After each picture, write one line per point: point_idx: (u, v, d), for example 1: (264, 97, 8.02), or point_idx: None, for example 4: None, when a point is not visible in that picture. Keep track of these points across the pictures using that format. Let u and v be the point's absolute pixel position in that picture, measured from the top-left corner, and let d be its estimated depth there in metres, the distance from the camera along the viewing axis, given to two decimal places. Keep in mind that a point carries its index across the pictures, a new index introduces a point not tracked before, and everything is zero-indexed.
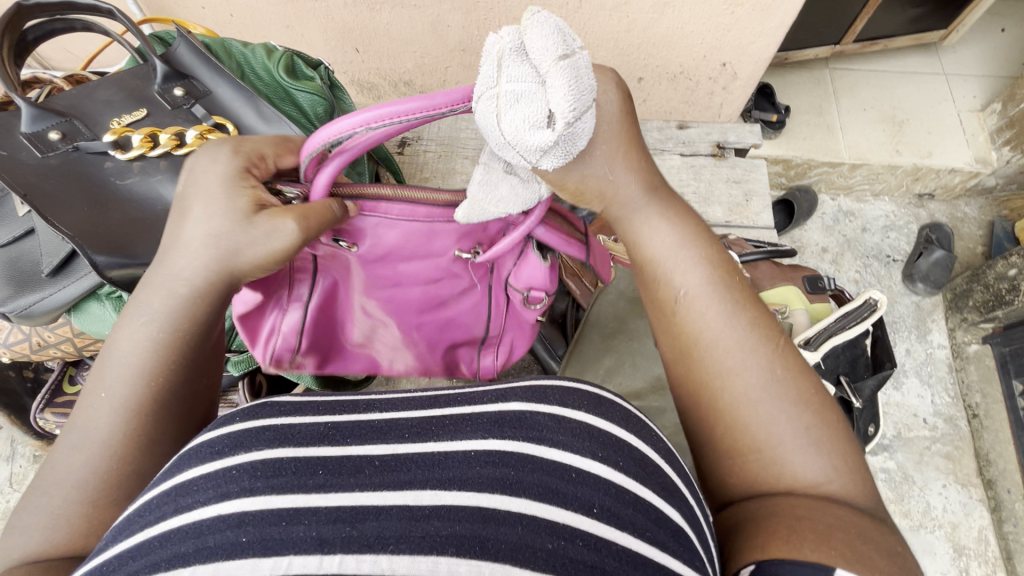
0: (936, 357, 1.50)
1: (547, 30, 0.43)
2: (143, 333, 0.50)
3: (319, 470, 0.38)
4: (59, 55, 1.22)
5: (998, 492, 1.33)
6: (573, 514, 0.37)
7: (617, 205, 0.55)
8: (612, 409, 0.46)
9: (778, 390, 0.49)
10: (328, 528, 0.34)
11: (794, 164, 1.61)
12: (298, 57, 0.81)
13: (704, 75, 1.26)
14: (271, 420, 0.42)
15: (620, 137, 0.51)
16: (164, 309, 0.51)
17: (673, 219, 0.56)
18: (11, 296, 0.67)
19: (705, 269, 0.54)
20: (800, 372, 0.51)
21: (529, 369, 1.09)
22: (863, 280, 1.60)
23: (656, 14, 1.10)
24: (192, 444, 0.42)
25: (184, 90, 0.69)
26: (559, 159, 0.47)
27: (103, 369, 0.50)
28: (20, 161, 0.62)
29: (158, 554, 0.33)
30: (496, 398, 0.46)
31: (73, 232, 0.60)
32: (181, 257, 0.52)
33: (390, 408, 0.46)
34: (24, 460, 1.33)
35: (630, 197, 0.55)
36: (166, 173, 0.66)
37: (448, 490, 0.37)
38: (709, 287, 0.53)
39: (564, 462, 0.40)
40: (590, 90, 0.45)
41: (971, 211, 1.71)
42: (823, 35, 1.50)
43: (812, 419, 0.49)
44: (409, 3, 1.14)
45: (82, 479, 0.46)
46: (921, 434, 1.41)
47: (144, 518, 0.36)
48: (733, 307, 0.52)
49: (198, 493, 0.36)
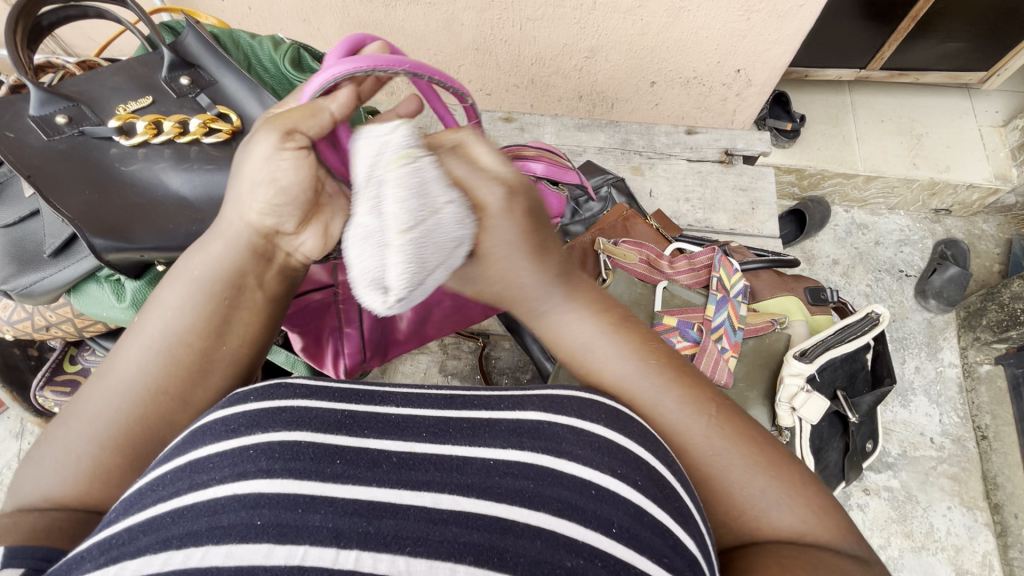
0: (946, 376, 1.48)
1: (438, 176, 0.46)
2: (181, 288, 0.53)
3: (336, 458, 0.38)
4: (78, 41, 1.25)
5: (1005, 517, 1.29)
6: (592, 532, 0.37)
7: (535, 301, 0.52)
8: (629, 425, 0.45)
9: (725, 456, 0.49)
10: (344, 520, 0.34)
11: (807, 174, 1.59)
12: (305, 49, 0.82)
13: (718, 81, 1.25)
14: (286, 401, 0.42)
15: (528, 241, 0.49)
16: (200, 267, 0.53)
17: (586, 303, 0.53)
18: (14, 274, 0.68)
19: (630, 354, 0.52)
20: (739, 426, 0.50)
21: (524, 370, 1.09)
22: (874, 294, 1.58)
23: (670, 18, 1.09)
24: (203, 420, 0.42)
25: (190, 79, 0.70)
26: (385, 300, 0.46)
27: (130, 332, 0.52)
28: (28, 143, 0.63)
29: (170, 530, 0.33)
30: (514, 404, 0.45)
31: (73, 214, 0.62)
32: (226, 217, 0.54)
33: (408, 403, 0.45)
34: (30, 437, 1.36)
35: (545, 293, 0.52)
36: (169, 160, 0.67)
37: (466, 496, 0.37)
38: (638, 373, 0.51)
39: (583, 478, 0.40)
40: (461, 249, 0.47)
41: (989, 228, 1.68)
42: (846, 57, 1.42)
43: (762, 476, 0.48)
44: (424, 1, 1.15)
45: (97, 428, 0.49)
46: (927, 453, 1.38)
47: (158, 493, 0.37)
48: (665, 386, 0.50)
49: (215, 471, 0.37)
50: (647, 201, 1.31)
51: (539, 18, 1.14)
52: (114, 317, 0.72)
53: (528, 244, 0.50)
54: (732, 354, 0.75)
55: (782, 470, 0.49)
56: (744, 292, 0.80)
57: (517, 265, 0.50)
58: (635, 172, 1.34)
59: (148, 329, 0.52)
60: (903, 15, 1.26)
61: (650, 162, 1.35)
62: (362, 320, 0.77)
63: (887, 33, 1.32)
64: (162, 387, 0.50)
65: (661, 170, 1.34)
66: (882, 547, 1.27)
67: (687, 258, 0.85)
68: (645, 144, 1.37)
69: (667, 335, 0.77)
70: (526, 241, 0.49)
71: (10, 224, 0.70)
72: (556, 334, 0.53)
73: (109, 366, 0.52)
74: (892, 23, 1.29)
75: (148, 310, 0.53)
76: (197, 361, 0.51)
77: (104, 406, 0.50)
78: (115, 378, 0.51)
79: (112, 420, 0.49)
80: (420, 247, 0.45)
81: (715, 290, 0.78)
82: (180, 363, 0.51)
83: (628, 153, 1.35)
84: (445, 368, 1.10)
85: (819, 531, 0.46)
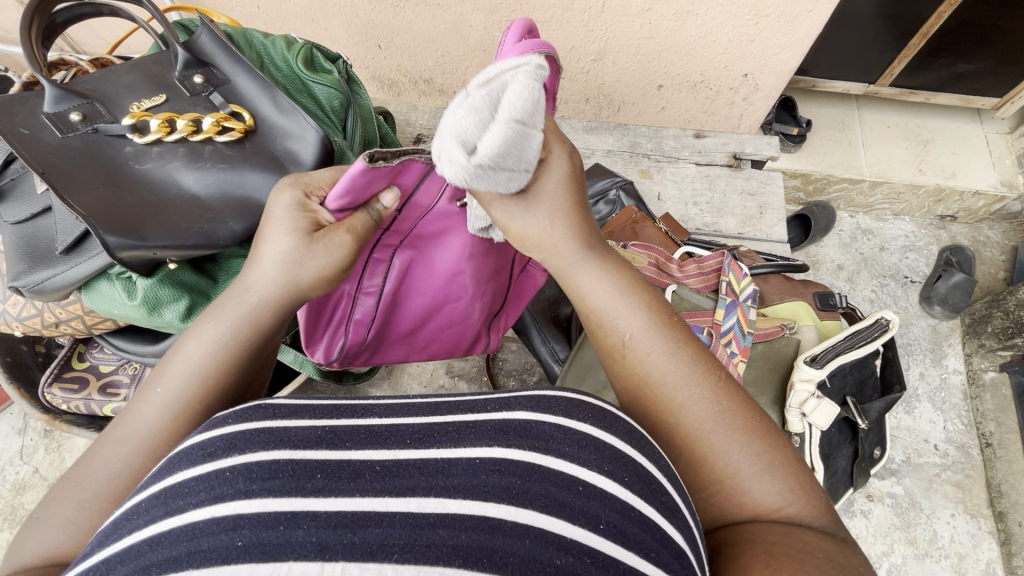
0: (951, 382, 1.47)
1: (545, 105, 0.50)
2: (209, 348, 0.52)
3: (317, 473, 0.38)
4: (89, 40, 1.25)
5: (1009, 525, 1.28)
6: (580, 529, 0.37)
7: (557, 258, 0.57)
8: (616, 422, 0.45)
9: (725, 421, 0.50)
10: (328, 533, 0.34)
11: (813, 179, 1.59)
12: (317, 49, 0.82)
13: (725, 85, 1.25)
14: (265, 422, 0.41)
15: (565, 205, 0.56)
16: (237, 326, 0.53)
17: (607, 267, 0.57)
18: (26, 271, 0.69)
19: (641, 314, 0.54)
20: (741, 401, 0.51)
21: (531, 372, 1.09)
22: (879, 300, 1.57)
23: (679, 22, 1.09)
24: (182, 445, 0.42)
25: (203, 78, 0.70)
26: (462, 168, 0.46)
27: (147, 388, 0.51)
28: (41, 140, 0.63)
29: (148, 558, 0.33)
30: (499, 407, 0.45)
31: (87, 211, 0.61)
32: (264, 277, 0.55)
33: (390, 413, 0.45)
34: (34, 434, 1.36)
35: (567, 250, 0.57)
36: (183, 159, 0.67)
37: (453, 498, 0.37)
38: (647, 330, 0.53)
39: (570, 475, 0.40)
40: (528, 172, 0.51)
41: (995, 235, 1.68)
42: (856, 71, 1.41)
43: (760, 444, 0.49)
44: (432, 2, 1.15)
45: (116, 485, 0.47)
46: (931, 460, 1.38)
47: (133, 522, 0.36)
48: (673, 344, 0.53)
49: (191, 495, 0.36)
50: (654, 205, 1.31)
51: (547, 20, 1.14)
52: (124, 314, 0.72)
53: (563, 206, 0.56)
54: (742, 358, 0.75)
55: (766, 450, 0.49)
56: (753, 297, 0.80)
57: (542, 216, 0.56)
58: (643, 175, 1.34)
59: (168, 389, 0.50)
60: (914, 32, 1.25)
61: (657, 165, 1.35)
62: (393, 276, 0.71)
63: (897, 48, 1.31)
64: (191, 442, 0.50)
65: (669, 173, 1.34)
66: (886, 554, 1.27)
67: (696, 262, 0.85)
68: (653, 147, 1.37)
69: None
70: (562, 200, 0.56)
71: (21, 221, 0.71)
72: (576, 293, 0.57)
73: (126, 431, 0.49)
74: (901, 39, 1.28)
75: (167, 375, 0.51)
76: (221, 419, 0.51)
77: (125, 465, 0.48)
78: (135, 436, 0.49)
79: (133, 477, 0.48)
80: (514, 145, 0.46)
81: (726, 294, 0.78)
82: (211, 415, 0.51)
83: (636, 156, 1.35)
84: (451, 369, 1.10)
85: (798, 506, 0.47)
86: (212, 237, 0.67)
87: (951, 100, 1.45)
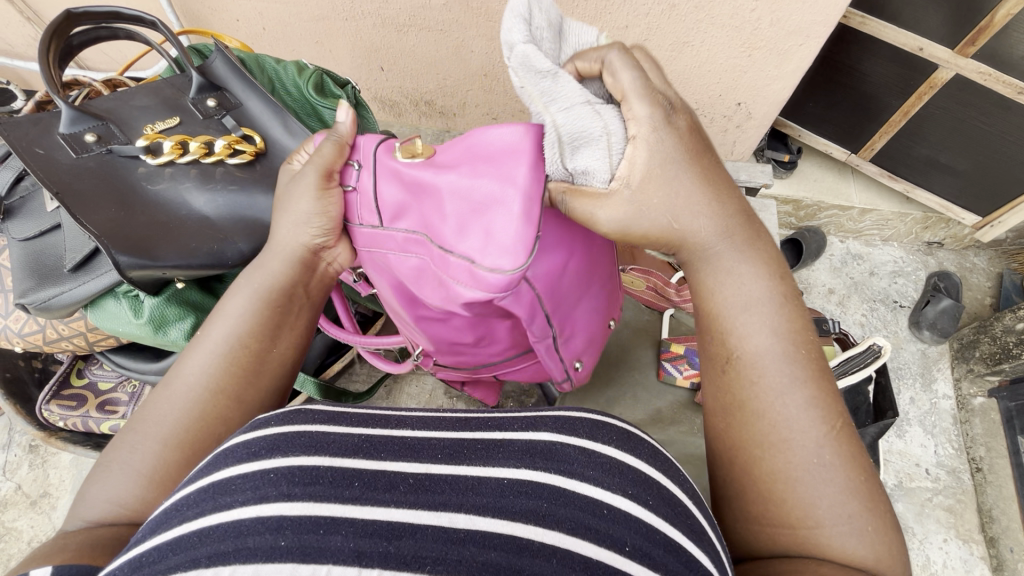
0: (940, 407, 1.49)
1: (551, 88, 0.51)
2: (244, 298, 0.60)
3: (355, 481, 0.39)
4: (95, 57, 1.27)
5: (1000, 550, 1.29)
6: (606, 550, 0.37)
7: (701, 242, 0.52)
8: (640, 446, 0.46)
9: (828, 472, 0.47)
10: (365, 541, 0.35)
11: (804, 205, 1.63)
12: (328, 75, 0.84)
13: (719, 113, 1.28)
14: (305, 427, 0.43)
15: (692, 167, 0.50)
16: (262, 281, 0.61)
17: (758, 264, 0.52)
18: (32, 289, 0.69)
19: (775, 333, 0.50)
20: (856, 454, 0.49)
21: (528, 393, 1.10)
22: (869, 324, 1.60)
23: (674, 52, 1.14)
24: (226, 443, 0.43)
25: (216, 101, 0.72)
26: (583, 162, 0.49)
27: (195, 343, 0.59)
28: (55, 160, 0.64)
29: (198, 551, 0.34)
30: (527, 426, 0.46)
31: (100, 231, 0.61)
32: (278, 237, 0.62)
33: (421, 426, 0.46)
34: (18, 449, 1.33)
35: (718, 236, 0.51)
36: (194, 180, 0.69)
37: (483, 515, 0.38)
38: (775, 355, 0.50)
39: (595, 498, 0.40)
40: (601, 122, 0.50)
41: (981, 262, 1.71)
42: (843, 134, 1.44)
43: (857, 506, 0.47)
44: (436, 28, 1.18)
45: (163, 428, 0.54)
46: (922, 485, 1.39)
47: (182, 513, 0.37)
48: (799, 379, 0.49)
49: (237, 492, 0.37)
50: None
51: None
52: (130, 332, 0.72)
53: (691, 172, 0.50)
54: None
55: (844, 477, 0.47)
56: None
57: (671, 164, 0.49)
58: None
59: (211, 339, 0.58)
60: (894, 109, 1.29)
61: None
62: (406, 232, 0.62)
63: (879, 122, 1.35)
64: (220, 387, 0.55)
65: None
66: None
67: None
68: None
69: (674, 362, 0.80)
70: (669, 154, 0.49)
71: (30, 237, 0.71)
72: (714, 285, 0.52)
73: (173, 375, 0.57)
74: (885, 114, 1.32)
75: (211, 324, 0.59)
76: (253, 362, 0.58)
77: (169, 410, 0.54)
78: (180, 385, 0.56)
79: (178, 421, 0.54)
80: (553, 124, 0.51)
81: None
82: (238, 363, 0.57)
83: None
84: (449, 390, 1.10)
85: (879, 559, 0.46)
86: (221, 258, 0.69)
87: (932, 200, 1.46)
